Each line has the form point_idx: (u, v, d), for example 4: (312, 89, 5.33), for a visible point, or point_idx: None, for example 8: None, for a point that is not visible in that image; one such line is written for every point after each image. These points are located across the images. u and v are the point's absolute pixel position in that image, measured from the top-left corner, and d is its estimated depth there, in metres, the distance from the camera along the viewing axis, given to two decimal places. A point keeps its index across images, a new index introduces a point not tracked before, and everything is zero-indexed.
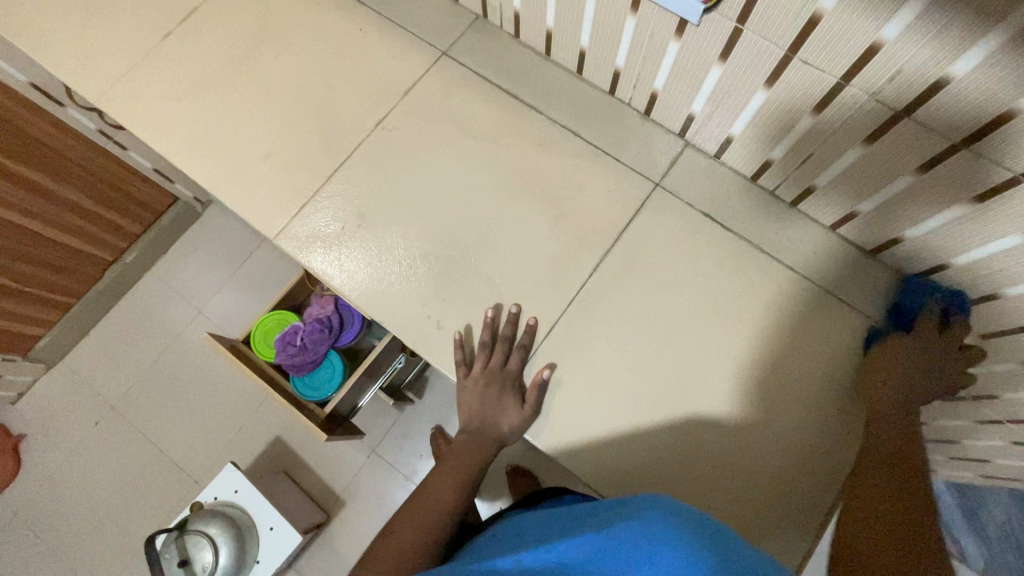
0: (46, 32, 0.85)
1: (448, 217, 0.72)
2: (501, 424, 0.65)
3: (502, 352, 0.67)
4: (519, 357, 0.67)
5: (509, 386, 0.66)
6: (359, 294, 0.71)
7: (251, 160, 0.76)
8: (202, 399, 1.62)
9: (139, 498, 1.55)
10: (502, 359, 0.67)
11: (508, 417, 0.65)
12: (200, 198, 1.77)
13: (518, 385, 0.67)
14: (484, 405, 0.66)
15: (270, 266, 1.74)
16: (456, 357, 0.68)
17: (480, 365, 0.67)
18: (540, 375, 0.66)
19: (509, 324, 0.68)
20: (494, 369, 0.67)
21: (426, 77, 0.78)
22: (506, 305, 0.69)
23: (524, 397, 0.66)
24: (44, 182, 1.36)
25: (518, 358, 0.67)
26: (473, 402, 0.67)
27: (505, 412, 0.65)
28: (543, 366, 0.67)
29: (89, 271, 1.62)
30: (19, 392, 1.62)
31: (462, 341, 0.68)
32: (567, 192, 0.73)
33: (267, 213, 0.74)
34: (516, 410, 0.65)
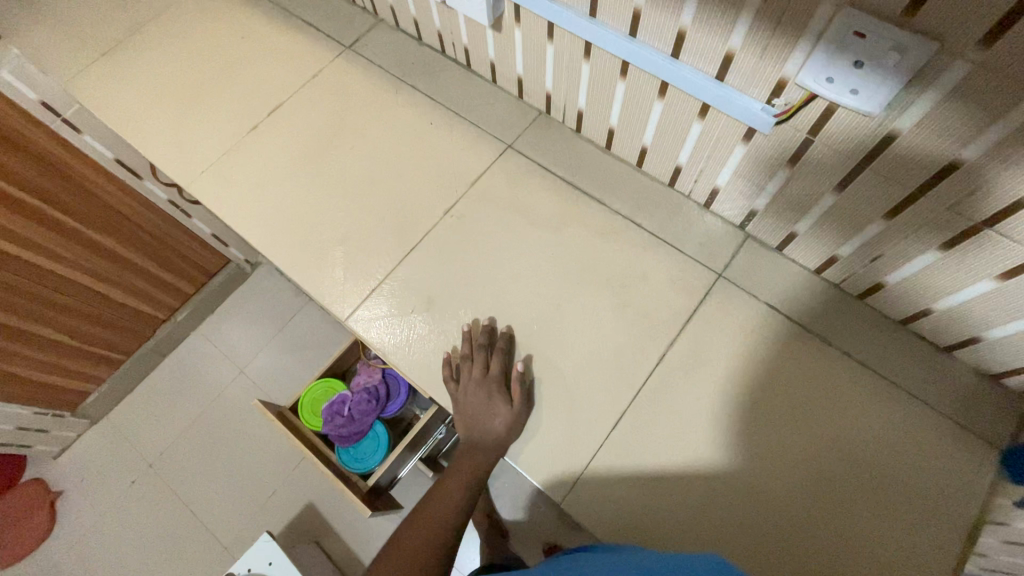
0: (146, 121, 0.93)
1: (514, 303, 0.74)
2: (495, 426, 0.67)
3: (483, 358, 0.70)
4: (498, 356, 0.70)
5: (495, 389, 0.68)
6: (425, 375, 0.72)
7: (327, 243, 0.80)
8: (237, 460, 1.62)
9: (167, 565, 1.52)
10: (484, 365, 0.69)
11: (500, 417, 0.67)
12: (250, 260, 1.85)
13: (503, 385, 0.69)
14: (484, 412, 0.68)
15: (313, 328, 1.78)
16: (466, 402, 0.69)
17: (465, 378, 0.70)
18: (516, 369, 0.70)
19: (485, 332, 0.73)
20: (478, 375, 0.69)
21: (493, 168, 0.83)
22: (481, 319, 0.74)
23: (512, 394, 0.69)
24: (113, 246, 1.43)
25: (498, 361, 0.70)
26: (470, 414, 0.69)
27: (496, 413, 0.67)
28: (519, 361, 0.71)
29: (142, 329, 1.66)
30: (62, 446, 1.65)
31: (449, 360, 0.72)
32: (629, 279, 0.74)
33: (339, 294, 0.77)
34: (505, 409, 0.67)
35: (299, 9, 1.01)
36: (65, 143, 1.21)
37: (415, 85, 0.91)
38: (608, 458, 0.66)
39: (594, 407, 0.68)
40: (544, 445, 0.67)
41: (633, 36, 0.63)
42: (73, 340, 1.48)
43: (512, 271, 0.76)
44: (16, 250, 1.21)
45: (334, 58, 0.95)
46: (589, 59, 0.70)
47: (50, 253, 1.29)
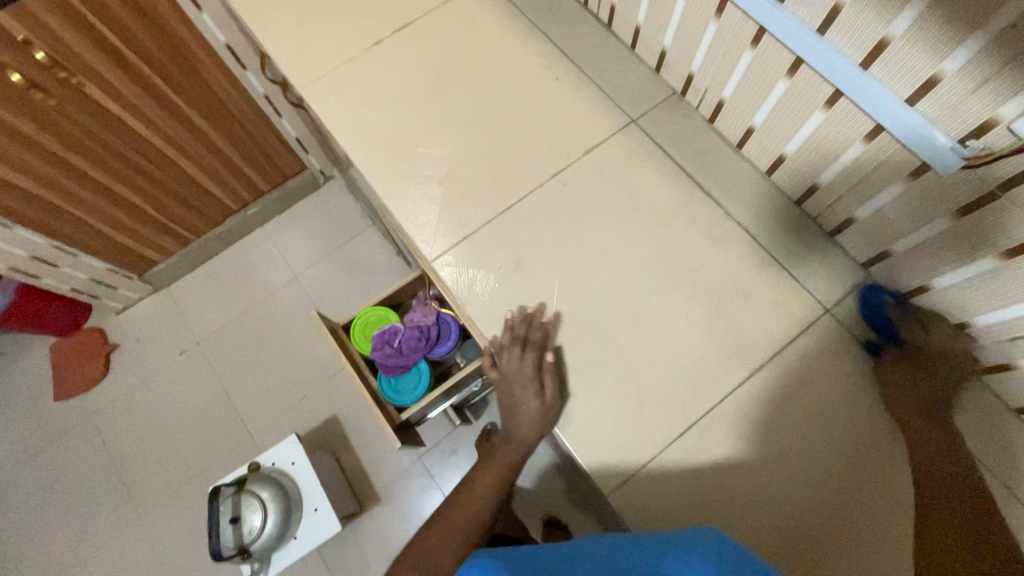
0: (273, 13, 0.91)
1: (603, 286, 0.71)
2: (524, 415, 0.67)
3: (516, 350, 0.68)
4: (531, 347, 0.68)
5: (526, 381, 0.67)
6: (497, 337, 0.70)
7: (427, 179, 0.78)
8: (277, 359, 1.69)
9: (196, 438, 1.62)
10: (518, 357, 0.68)
11: (529, 407, 0.67)
12: (325, 172, 1.86)
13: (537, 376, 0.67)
14: (516, 402, 0.68)
15: (371, 253, 1.81)
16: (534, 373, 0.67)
17: (502, 367, 0.69)
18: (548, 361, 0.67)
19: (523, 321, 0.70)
20: (512, 367, 0.68)
21: (611, 140, 0.79)
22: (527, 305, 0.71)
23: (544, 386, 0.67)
24: (205, 130, 1.45)
25: (531, 354, 0.67)
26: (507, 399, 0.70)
27: (527, 403, 0.67)
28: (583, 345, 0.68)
29: (215, 215, 1.71)
30: (125, 305, 1.75)
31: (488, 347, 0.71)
32: (729, 291, 0.70)
33: (429, 234, 0.75)
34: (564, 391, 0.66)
35: None
36: (186, 21, 1.21)
37: (549, 35, 0.86)
38: (663, 466, 0.64)
39: (662, 413, 0.66)
40: (602, 437, 0.66)
41: (821, 33, 0.57)
42: (151, 210, 1.53)
43: (608, 253, 0.73)
44: (112, 106, 1.24)
45: None
46: (756, 48, 0.64)
47: (143, 118, 1.32)
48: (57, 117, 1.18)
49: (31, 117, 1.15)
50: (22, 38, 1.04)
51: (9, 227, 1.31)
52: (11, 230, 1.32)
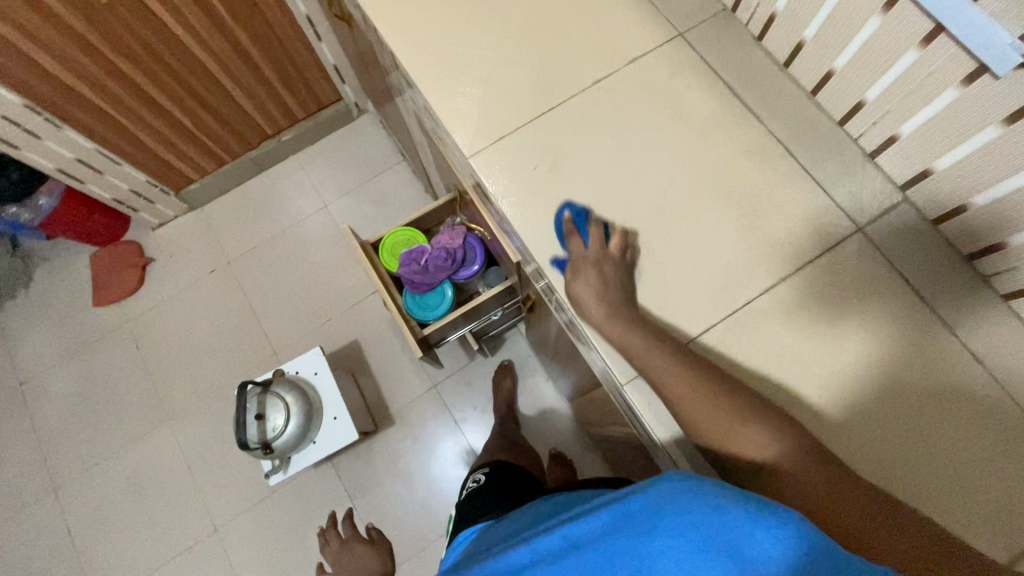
0: None
1: (638, 191, 0.72)
2: None
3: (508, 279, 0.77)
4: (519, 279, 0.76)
5: None
6: (529, 233, 0.72)
7: (470, 80, 0.79)
8: (303, 283, 1.75)
9: (224, 351, 1.69)
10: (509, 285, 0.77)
11: None
12: (359, 105, 1.87)
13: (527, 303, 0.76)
14: None
15: (399, 188, 1.83)
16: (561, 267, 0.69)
17: None
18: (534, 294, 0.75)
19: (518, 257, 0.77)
20: None
21: (657, 52, 0.78)
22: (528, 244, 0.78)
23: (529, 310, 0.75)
24: (248, 48, 1.46)
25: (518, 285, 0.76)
26: None
27: None
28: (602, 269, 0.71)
29: (251, 138, 1.74)
30: (161, 221, 1.81)
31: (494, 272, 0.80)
32: (761, 204, 0.71)
33: (469, 131, 0.76)
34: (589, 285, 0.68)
35: None
36: None
37: None
38: None
39: (685, 314, 0.68)
40: None
41: None
42: (191, 125, 1.56)
43: (644, 159, 0.74)
44: (162, 13, 1.25)
45: None
46: None
47: (190, 29, 1.32)
48: (107, 18, 1.18)
49: (87, 18, 1.16)
50: None
51: (59, 127, 1.35)
52: (61, 130, 1.36)
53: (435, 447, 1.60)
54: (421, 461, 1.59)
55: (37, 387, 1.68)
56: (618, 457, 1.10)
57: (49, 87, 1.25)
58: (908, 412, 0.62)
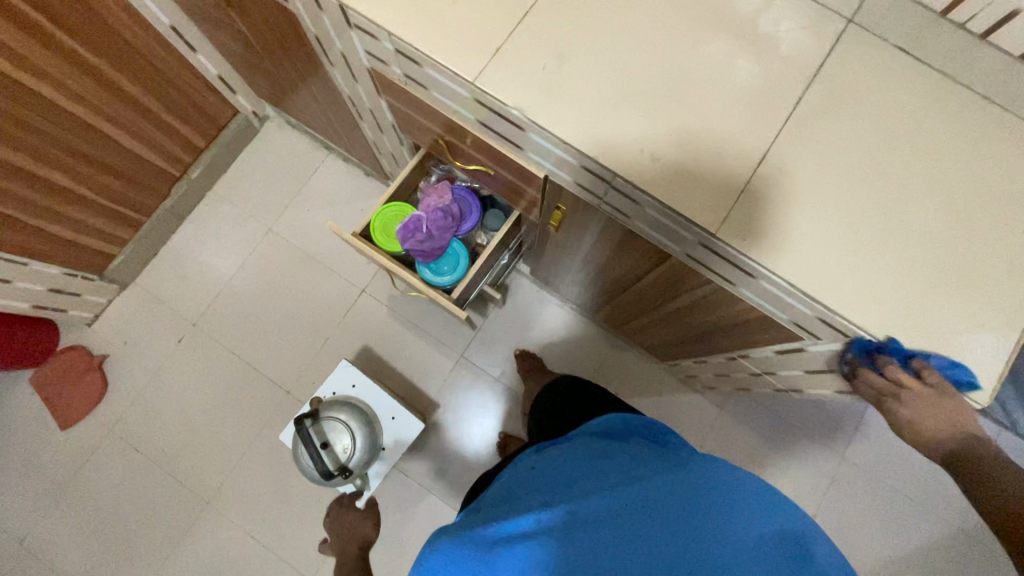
0: None
1: (650, 55, 0.72)
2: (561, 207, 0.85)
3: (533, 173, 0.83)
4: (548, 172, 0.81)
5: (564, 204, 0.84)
6: (568, 132, 0.71)
7: (439, 2, 0.73)
8: (284, 312, 1.63)
9: (232, 412, 1.57)
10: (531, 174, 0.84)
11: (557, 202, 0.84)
12: (258, 111, 1.70)
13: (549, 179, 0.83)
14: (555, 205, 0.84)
15: (339, 181, 1.72)
16: (614, 151, 0.70)
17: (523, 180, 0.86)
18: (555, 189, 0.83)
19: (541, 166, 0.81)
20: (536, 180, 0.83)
21: None
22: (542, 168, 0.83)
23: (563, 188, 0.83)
24: (123, 83, 1.27)
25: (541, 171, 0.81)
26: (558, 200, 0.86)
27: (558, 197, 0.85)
28: (653, 139, 0.70)
29: (159, 186, 1.55)
30: (95, 312, 1.60)
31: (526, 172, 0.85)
32: (761, 27, 0.74)
33: (465, 55, 0.72)
34: (646, 158, 0.70)
35: None
36: None
37: None
38: (753, 192, 0.70)
39: (740, 150, 0.70)
40: (693, 188, 0.70)
41: None
42: (89, 193, 1.36)
43: (642, 25, 0.73)
44: (15, 74, 1.05)
45: None
46: None
47: (52, 83, 1.12)
48: None
49: None
50: None
51: None
52: None
53: (485, 411, 1.59)
54: (479, 430, 1.58)
55: (41, 537, 1.49)
56: (676, 334, 1.16)
57: None
58: (947, 168, 0.69)
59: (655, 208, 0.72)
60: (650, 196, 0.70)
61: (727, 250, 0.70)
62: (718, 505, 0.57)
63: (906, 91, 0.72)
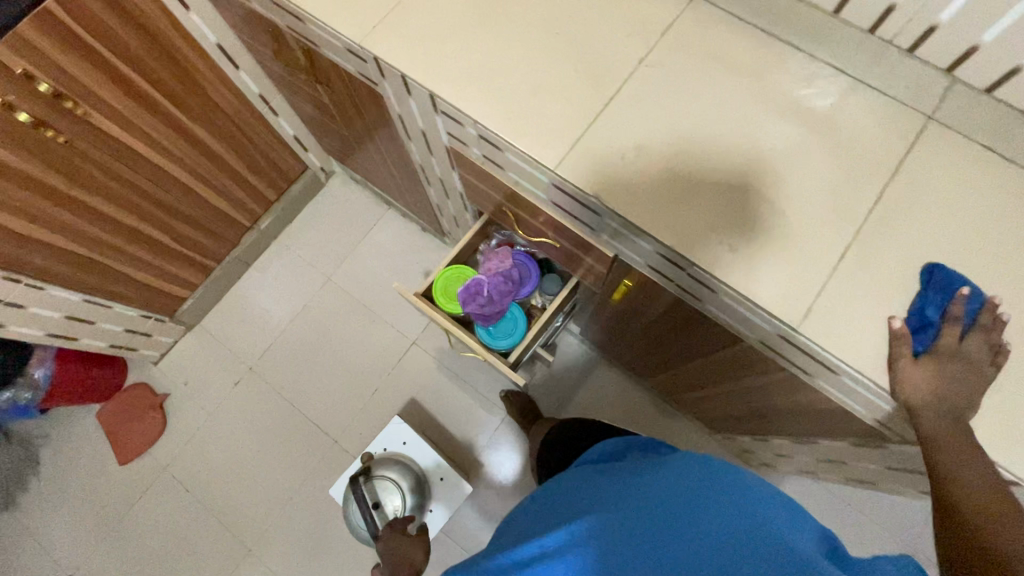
0: None
1: (726, 147, 0.74)
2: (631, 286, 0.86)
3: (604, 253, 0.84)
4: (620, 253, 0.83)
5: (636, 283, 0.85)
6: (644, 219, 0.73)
7: (523, 93, 0.78)
8: (336, 360, 1.67)
9: (280, 458, 1.59)
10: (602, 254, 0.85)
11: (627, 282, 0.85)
12: (325, 167, 1.81)
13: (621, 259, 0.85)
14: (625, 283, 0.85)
15: (397, 235, 1.79)
16: (691, 241, 0.71)
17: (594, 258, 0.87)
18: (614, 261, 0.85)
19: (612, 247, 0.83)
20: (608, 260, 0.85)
21: (684, 15, 0.80)
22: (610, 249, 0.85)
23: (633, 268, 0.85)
24: (209, 143, 1.38)
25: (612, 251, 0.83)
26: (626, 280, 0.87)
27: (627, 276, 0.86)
28: (731, 230, 0.71)
29: (231, 236, 1.65)
30: (162, 352, 1.68)
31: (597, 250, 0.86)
32: (839, 122, 0.75)
33: (545, 144, 0.76)
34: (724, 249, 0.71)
35: None
36: (173, 21, 1.12)
37: None
38: (835, 287, 0.69)
39: (819, 244, 0.70)
40: (772, 279, 0.69)
41: None
42: (169, 240, 1.45)
43: (718, 117, 0.75)
44: (120, 133, 1.17)
45: None
46: None
47: (150, 142, 1.24)
48: (60, 152, 1.09)
49: (35, 156, 1.05)
50: (24, 71, 0.95)
51: (42, 288, 1.23)
52: (44, 290, 1.24)
53: (518, 461, 1.57)
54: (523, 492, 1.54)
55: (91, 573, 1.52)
56: (736, 410, 1.12)
57: (20, 249, 1.13)
58: None
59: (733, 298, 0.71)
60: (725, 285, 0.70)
61: (808, 346, 0.69)
62: (694, 501, 0.53)
63: (993, 188, 0.71)
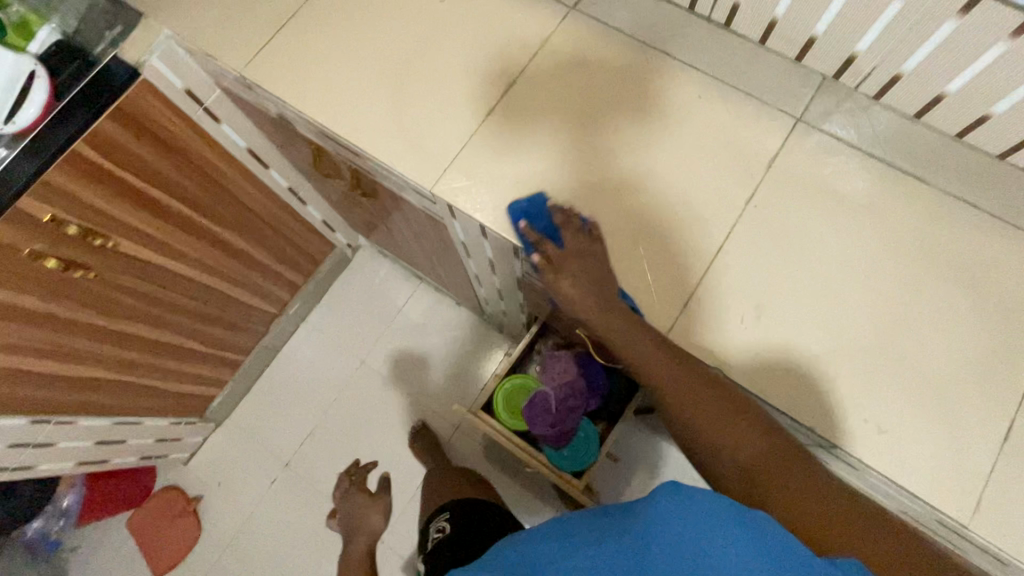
0: (361, 114, 0.80)
1: (857, 307, 0.67)
2: None
3: None
4: None
5: None
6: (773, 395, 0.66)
7: (620, 244, 0.71)
8: (377, 452, 1.59)
9: (324, 562, 1.50)
10: None
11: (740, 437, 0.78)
12: (352, 243, 1.73)
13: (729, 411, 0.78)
14: None
15: (431, 311, 1.70)
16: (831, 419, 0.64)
17: None
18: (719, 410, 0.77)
19: None
20: None
21: (788, 147, 0.74)
22: None
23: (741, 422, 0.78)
24: (240, 245, 1.29)
25: None
26: None
27: None
28: (874, 407, 0.64)
29: (260, 327, 1.57)
30: (191, 451, 1.59)
31: None
32: (976, 269, 0.68)
33: (650, 305, 0.70)
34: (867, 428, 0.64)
35: None
36: (206, 137, 1.04)
37: (671, 53, 0.79)
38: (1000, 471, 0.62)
39: (973, 418, 0.63)
40: (923, 462, 0.63)
41: None
42: (199, 345, 1.37)
43: (839, 267, 0.69)
44: (151, 255, 1.09)
45: (559, 23, 0.81)
46: (966, 15, 0.59)
47: (180, 256, 1.16)
48: (90, 286, 1.00)
49: (62, 296, 0.96)
50: (52, 216, 0.87)
51: (71, 420, 1.15)
52: (75, 421, 1.16)
53: None
54: None
55: None
56: None
57: (48, 388, 1.05)
58: None
59: (845, 469, 0.68)
60: (838, 459, 0.67)
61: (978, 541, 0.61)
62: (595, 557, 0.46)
63: None
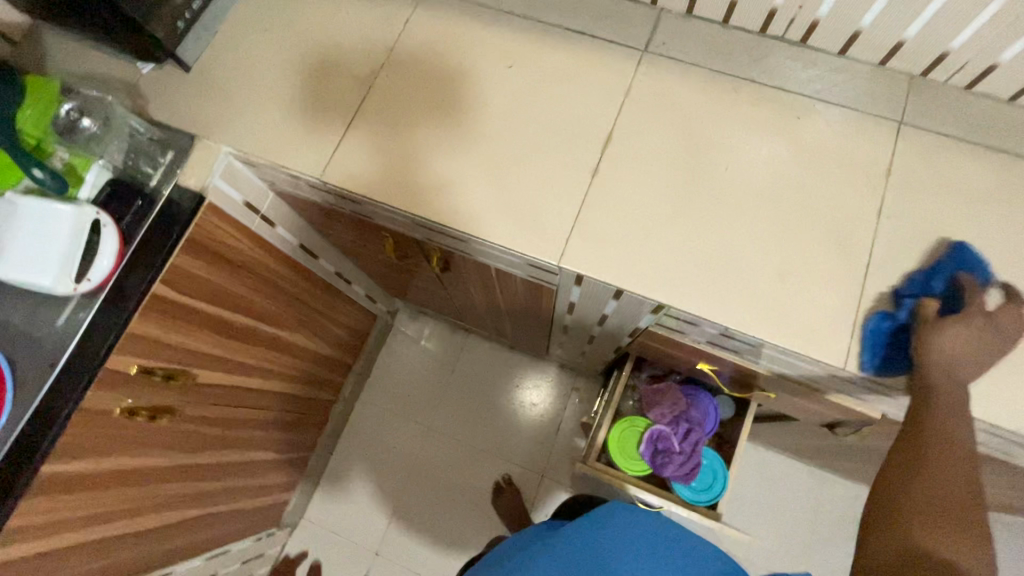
0: (458, 198, 0.77)
1: None
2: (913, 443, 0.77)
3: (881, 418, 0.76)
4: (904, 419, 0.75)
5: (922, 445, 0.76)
6: (967, 405, 0.65)
7: (767, 282, 0.70)
8: (467, 519, 1.53)
9: None
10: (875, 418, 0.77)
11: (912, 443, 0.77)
12: (391, 309, 1.67)
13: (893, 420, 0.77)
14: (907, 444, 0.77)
15: (487, 361, 1.66)
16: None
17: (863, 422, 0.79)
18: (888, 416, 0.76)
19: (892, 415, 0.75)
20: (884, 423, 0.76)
21: (900, 151, 0.74)
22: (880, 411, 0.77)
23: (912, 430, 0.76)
24: (300, 341, 1.23)
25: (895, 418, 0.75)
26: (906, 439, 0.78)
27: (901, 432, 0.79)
28: None
29: (321, 417, 1.50)
30: (273, 563, 1.50)
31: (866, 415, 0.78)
32: None
33: (820, 339, 0.68)
34: None
35: (552, 16, 0.84)
36: (265, 244, 0.98)
37: (757, 78, 0.79)
38: None
39: None
40: None
41: None
42: (271, 453, 1.30)
43: (988, 262, 0.69)
44: (226, 377, 1.02)
45: (636, 69, 0.80)
46: None
47: (250, 370, 1.09)
48: (176, 428, 0.93)
49: (153, 446, 0.89)
50: (137, 368, 0.80)
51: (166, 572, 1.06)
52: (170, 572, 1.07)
53: None
54: None
55: None
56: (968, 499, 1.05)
57: (145, 547, 0.97)
58: None
59: None
60: None
61: None
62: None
63: None
